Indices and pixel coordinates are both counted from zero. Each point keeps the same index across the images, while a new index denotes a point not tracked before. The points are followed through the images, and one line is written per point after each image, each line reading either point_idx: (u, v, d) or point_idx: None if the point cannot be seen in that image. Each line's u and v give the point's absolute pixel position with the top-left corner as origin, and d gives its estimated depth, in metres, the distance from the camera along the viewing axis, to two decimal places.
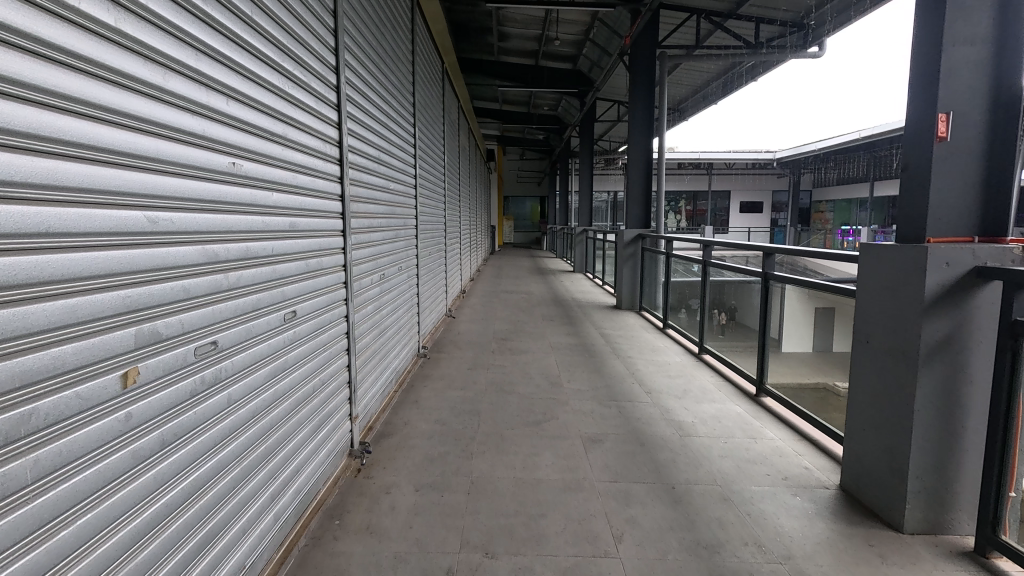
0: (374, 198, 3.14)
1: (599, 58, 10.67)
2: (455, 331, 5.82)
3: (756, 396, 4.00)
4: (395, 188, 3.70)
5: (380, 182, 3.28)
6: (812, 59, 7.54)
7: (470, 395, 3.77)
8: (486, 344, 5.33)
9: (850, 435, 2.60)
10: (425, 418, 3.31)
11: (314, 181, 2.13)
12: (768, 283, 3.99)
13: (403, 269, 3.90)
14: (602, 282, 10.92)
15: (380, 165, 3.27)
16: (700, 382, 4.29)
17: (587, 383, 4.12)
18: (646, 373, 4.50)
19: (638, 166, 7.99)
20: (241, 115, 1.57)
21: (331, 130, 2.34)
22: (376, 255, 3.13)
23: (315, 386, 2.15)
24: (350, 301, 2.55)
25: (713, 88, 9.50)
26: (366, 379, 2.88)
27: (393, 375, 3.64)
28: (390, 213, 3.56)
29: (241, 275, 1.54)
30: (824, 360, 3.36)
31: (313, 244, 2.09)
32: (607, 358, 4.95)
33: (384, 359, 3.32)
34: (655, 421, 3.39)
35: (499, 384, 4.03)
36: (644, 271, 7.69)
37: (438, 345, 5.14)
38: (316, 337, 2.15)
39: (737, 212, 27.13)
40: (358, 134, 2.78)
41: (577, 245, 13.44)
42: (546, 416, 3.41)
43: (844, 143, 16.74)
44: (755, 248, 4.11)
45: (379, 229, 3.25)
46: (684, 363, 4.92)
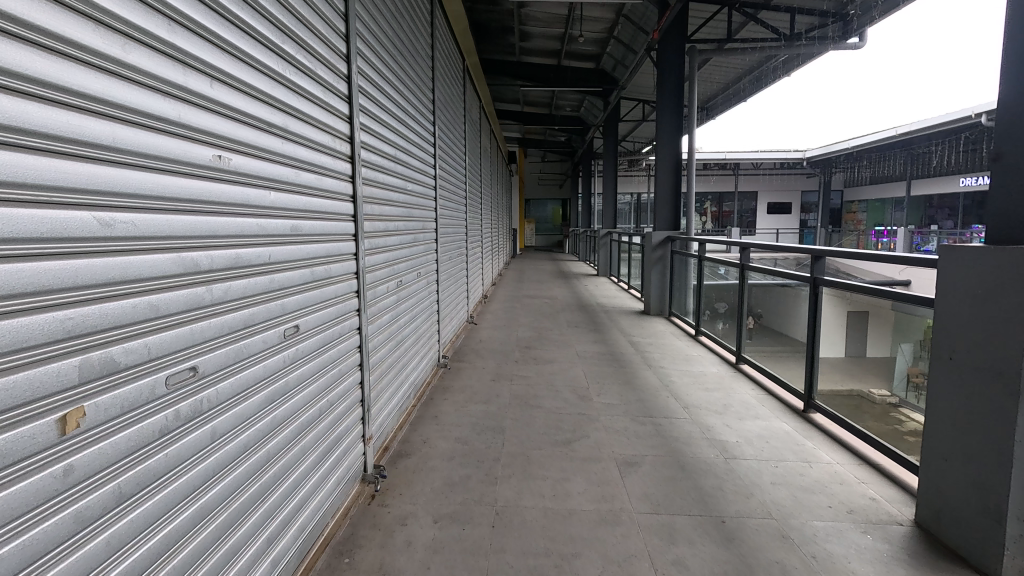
0: (390, 200, 2.92)
1: (624, 56, 10.37)
2: (477, 339, 5.58)
3: (805, 412, 3.66)
4: (413, 190, 3.49)
5: (396, 184, 3.06)
6: (853, 51, 7.14)
7: (493, 410, 3.52)
8: (510, 353, 5.08)
9: (925, 466, 2.29)
10: (445, 436, 3.07)
11: (321, 179, 1.90)
12: (817, 290, 3.60)
13: (421, 275, 3.68)
14: (627, 286, 10.58)
15: (396, 165, 3.06)
16: (740, 396, 3.97)
17: (618, 397, 3.84)
18: (681, 385, 4.19)
19: (666, 166, 7.66)
20: (231, 102, 1.34)
21: (341, 124, 2.12)
22: (392, 263, 2.91)
23: (323, 408, 1.93)
24: (362, 312, 2.33)
25: (743, 84, 9.13)
26: (381, 396, 2.66)
27: (411, 389, 3.42)
28: (408, 215, 3.34)
29: (228, 287, 1.31)
30: (886, 375, 3.02)
31: (319, 249, 1.87)
32: (638, 368, 4.65)
33: (400, 373, 3.08)
34: (696, 441, 3.09)
35: (524, 398, 3.77)
36: (674, 275, 7.35)
37: (459, 354, 4.92)
38: (323, 354, 1.92)
39: (765, 213, 26.40)
40: (373, 131, 2.57)
41: (601, 248, 13.12)
42: (576, 434, 3.14)
43: (880, 140, 16.09)
44: (801, 251, 3.77)
45: (395, 233, 3.02)
46: (721, 374, 4.60)
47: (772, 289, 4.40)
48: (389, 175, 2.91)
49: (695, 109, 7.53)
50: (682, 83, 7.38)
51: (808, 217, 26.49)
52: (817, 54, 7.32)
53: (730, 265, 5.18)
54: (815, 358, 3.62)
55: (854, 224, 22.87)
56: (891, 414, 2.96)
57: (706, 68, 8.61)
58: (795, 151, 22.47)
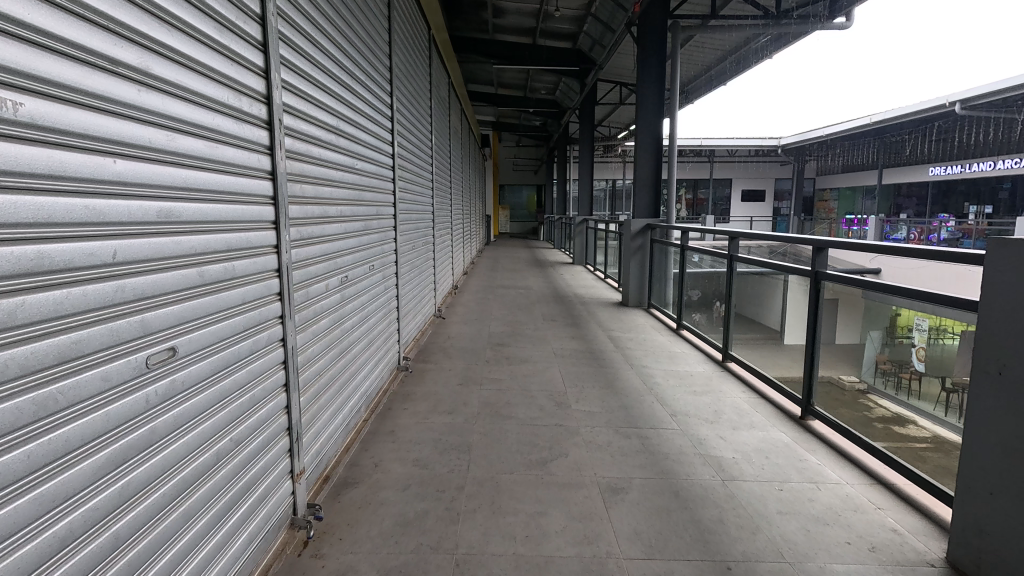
0: (334, 181, 2.43)
1: (601, 35, 9.92)
2: (444, 336, 5.13)
3: (802, 420, 3.33)
4: (366, 171, 3.00)
5: (343, 162, 2.58)
6: (839, 31, 6.82)
7: (459, 423, 3.09)
8: (480, 351, 4.64)
9: (959, 495, 1.96)
10: (401, 458, 2.64)
11: (216, 148, 1.42)
12: (817, 284, 3.26)
13: (376, 269, 3.20)
14: (604, 275, 10.21)
15: (343, 139, 2.58)
16: (732, 401, 3.62)
17: (599, 404, 3.45)
18: (666, 388, 3.83)
19: (646, 152, 7.27)
20: (22, 14, 0.85)
21: (250, 78, 1.62)
22: (334, 254, 2.43)
23: (226, 449, 1.47)
24: (286, 319, 1.85)
25: (725, 66, 8.78)
26: (318, 417, 2.19)
27: (362, 400, 2.95)
28: (357, 199, 2.84)
29: (15, 305, 0.84)
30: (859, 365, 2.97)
31: (211, 242, 1.39)
32: (620, 368, 4.27)
33: (346, 385, 2.61)
34: (689, 460, 2.72)
35: (493, 406, 3.36)
36: (654, 264, 7.00)
37: (424, 353, 4.47)
38: (221, 381, 1.45)
39: (738, 201, 26.41)
40: (307, 97, 2.08)
41: (577, 236, 12.76)
42: (552, 452, 2.74)
43: (854, 127, 16.05)
44: (801, 241, 3.39)
45: (340, 220, 2.53)
46: (709, 374, 4.25)
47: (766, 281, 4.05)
48: (333, 149, 2.43)
49: (678, 91, 7.12)
50: (663, 62, 6.97)
51: (781, 204, 26.62)
52: (804, 33, 6.99)
53: (717, 255, 4.82)
54: (815, 360, 3.29)
55: (826, 212, 23.05)
56: (908, 429, 2.63)
57: (688, 47, 8.21)
58: (770, 138, 22.37)
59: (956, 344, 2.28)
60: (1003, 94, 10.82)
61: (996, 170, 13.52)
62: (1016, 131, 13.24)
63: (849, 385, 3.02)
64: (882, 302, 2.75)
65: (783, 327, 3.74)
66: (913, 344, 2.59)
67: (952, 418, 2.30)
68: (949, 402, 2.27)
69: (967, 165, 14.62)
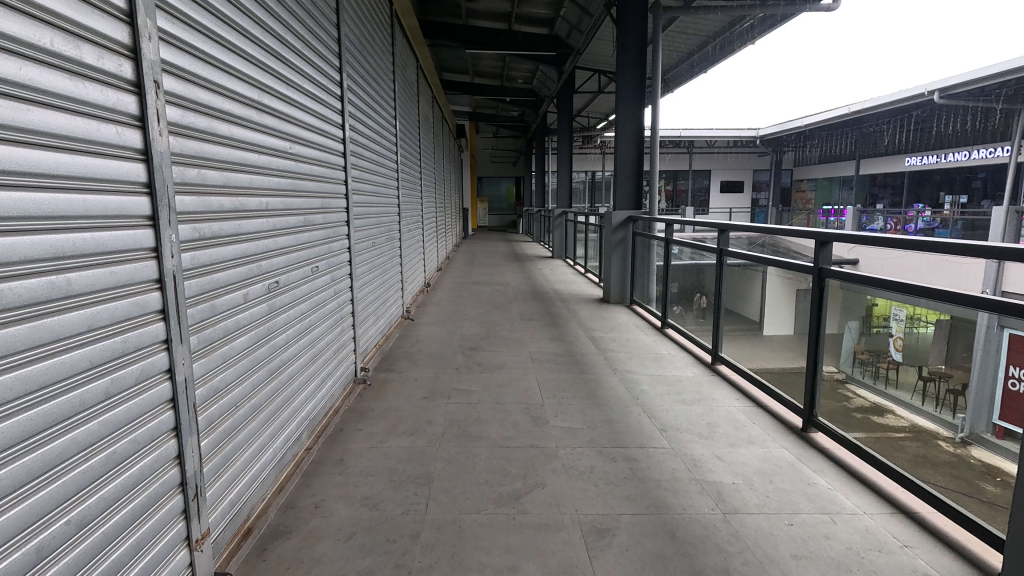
0: (255, 167, 1.98)
1: (579, 20, 9.52)
2: (412, 339, 4.70)
3: (804, 432, 3.00)
4: (307, 158, 2.56)
5: (271, 144, 2.13)
6: (825, 13, 6.56)
7: (420, 447, 2.69)
8: (450, 358, 4.22)
9: (1012, 536, 1.64)
10: (347, 496, 2.22)
11: (22, 110, 0.99)
12: (822, 282, 2.92)
13: (322, 272, 2.77)
14: (584, 269, 9.86)
15: (271, 117, 2.13)
16: (726, 411, 3.28)
17: (580, 419, 3.07)
18: (654, 397, 3.47)
19: (628, 141, 6.88)
20: None
21: (101, 20, 1.18)
22: (257, 253, 1.99)
23: (61, 537, 1.05)
24: (175, 346, 1.42)
25: (707, 51, 8.47)
26: (232, 460, 1.75)
27: (304, 426, 2.51)
28: (296, 190, 2.41)
29: None
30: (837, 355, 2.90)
31: (12, 248, 0.97)
32: (602, 374, 3.91)
33: (278, 412, 2.17)
34: (684, 489, 2.37)
35: (461, 425, 2.95)
36: (636, 258, 6.67)
37: (387, 361, 4.03)
38: (45, 445, 1.02)
39: (717, 192, 26.36)
40: (208, 58, 1.63)
41: (556, 229, 12.40)
42: (527, 483, 2.36)
43: (833, 117, 15.93)
44: (802, 233, 3.04)
45: (267, 216, 2.08)
46: (698, 380, 3.91)
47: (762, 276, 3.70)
48: (255, 128, 1.98)
49: (659, 78, 6.76)
50: (644, 46, 6.60)
51: (759, 196, 26.66)
52: (790, 16, 6.71)
53: (705, 248, 4.46)
54: (819, 366, 2.97)
55: (804, 203, 23.09)
56: (899, 426, 2.56)
57: (669, 31, 7.87)
58: (748, 130, 22.28)
59: (933, 335, 2.35)
60: (982, 82, 10.79)
61: (971, 160, 13.57)
62: (992, 120, 13.25)
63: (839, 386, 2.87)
64: (858, 293, 2.69)
65: (763, 318, 3.66)
66: (889, 334, 2.56)
67: (923, 403, 2.46)
68: (928, 391, 2.39)
69: (941, 156, 14.66)
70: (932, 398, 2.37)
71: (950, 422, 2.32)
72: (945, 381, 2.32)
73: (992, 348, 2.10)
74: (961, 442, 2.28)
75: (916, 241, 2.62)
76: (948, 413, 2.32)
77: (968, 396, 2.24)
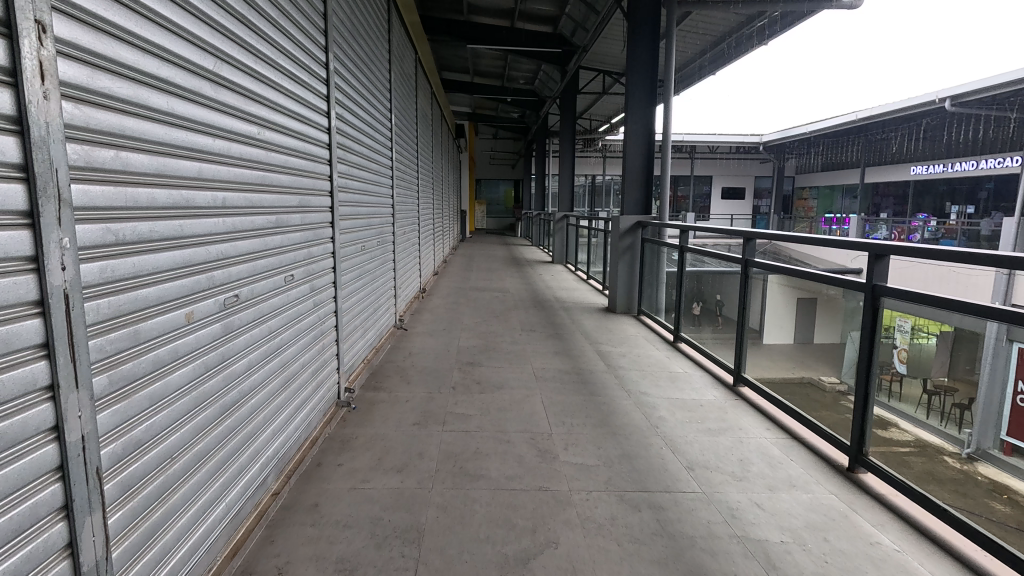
0: (206, 152, 1.57)
1: (584, 18, 9.16)
2: (404, 353, 4.30)
3: (851, 473, 2.62)
4: (280, 146, 2.14)
5: (232, 126, 1.74)
6: (848, 11, 6.21)
7: (411, 489, 2.29)
8: (446, 375, 3.82)
9: None
10: (318, 559, 1.81)
11: None
12: (875, 303, 2.53)
13: (299, 280, 2.37)
14: (586, 276, 9.47)
15: (232, 94, 1.73)
16: (758, 445, 2.89)
17: (594, 454, 2.68)
18: (676, 427, 3.08)
19: (638, 143, 6.50)
20: None
21: None
22: (206, 260, 1.58)
23: None
24: (65, 395, 1.01)
25: (720, 50, 8.10)
26: (161, 532, 1.34)
27: (271, 466, 2.10)
28: (264, 187, 2.01)
29: None
30: (839, 364, 2.91)
31: None
32: (614, 397, 3.53)
33: (234, 455, 1.77)
34: (724, 549, 1.97)
35: (458, 461, 2.55)
36: (644, 267, 6.29)
37: (376, 378, 3.64)
38: None
39: (718, 198, 26.09)
40: (129, 0, 1.22)
41: (557, 233, 12.03)
42: (537, 539, 1.97)
43: (839, 124, 15.63)
44: (850, 244, 2.65)
45: (221, 216, 1.68)
46: (720, 404, 3.52)
47: (798, 291, 3.30)
48: (206, 104, 1.57)
49: (672, 77, 6.39)
50: (656, 44, 6.24)
51: (760, 202, 26.36)
52: (811, 13, 6.35)
53: (728, 257, 4.06)
54: (869, 399, 2.58)
55: (806, 211, 22.81)
56: (906, 442, 2.44)
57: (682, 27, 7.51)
58: (752, 135, 22.00)
59: (935, 346, 2.33)
60: (995, 90, 10.51)
61: (980, 170, 13.30)
62: (1004, 130, 12.97)
63: (898, 424, 2.47)
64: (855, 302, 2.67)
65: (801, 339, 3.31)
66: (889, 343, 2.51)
67: (924, 417, 2.39)
68: (932, 405, 2.35)
69: (947, 165, 14.40)
70: (936, 412, 2.33)
71: (956, 437, 2.28)
72: (951, 395, 2.29)
73: (1001, 362, 2.12)
74: (967, 458, 2.24)
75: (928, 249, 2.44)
76: (953, 427, 2.29)
77: (974, 410, 2.24)
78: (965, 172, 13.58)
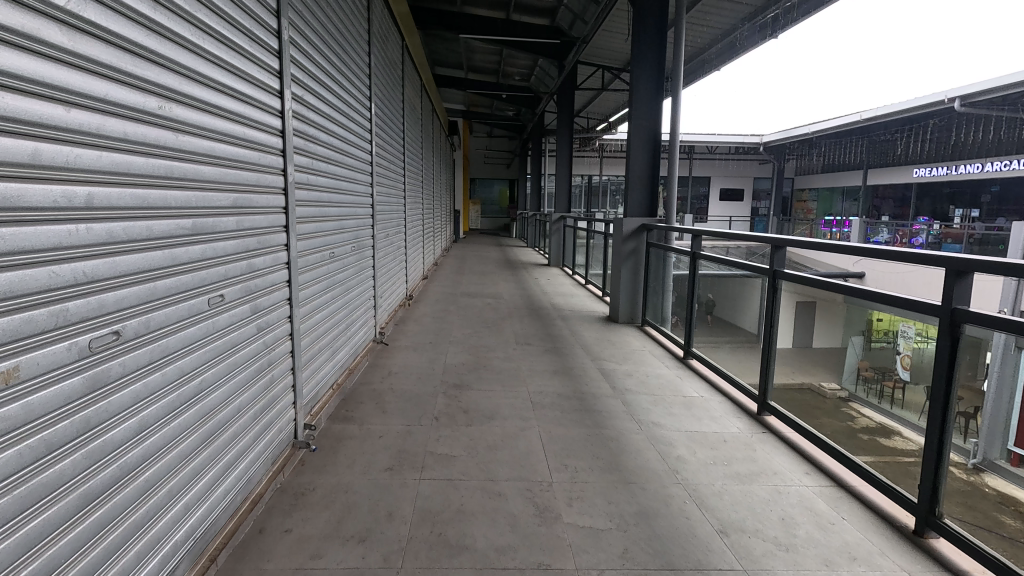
0: (53, 127, 1.07)
1: (583, 9, 8.66)
2: (382, 372, 3.79)
3: (919, 538, 2.13)
4: (199, 130, 1.62)
5: (114, 96, 1.23)
6: None
7: (375, 570, 1.78)
8: (429, 401, 3.31)
9: None
10: None
11: None
12: (953, 333, 2.03)
13: (234, 302, 1.84)
14: (584, 281, 8.98)
15: (113, 49, 1.23)
16: (799, 496, 2.41)
17: (604, 511, 2.19)
18: (698, 472, 2.59)
19: (644, 142, 6.00)
20: None
21: None
22: (49, 288, 1.07)
23: None
24: None
25: (728, 43, 7.63)
26: None
27: (185, 551, 1.58)
28: (172, 185, 1.48)
29: None
30: (840, 371, 2.83)
31: None
32: (623, 429, 3.04)
33: (116, 557, 1.26)
34: None
35: (436, 524, 2.05)
36: (649, 273, 5.80)
37: (348, 406, 3.14)
38: None
39: (716, 200, 25.68)
40: None
41: (554, 234, 11.52)
42: None
43: (842, 124, 15.19)
44: (918, 257, 2.16)
45: (80, 223, 1.15)
46: (745, 438, 3.04)
47: (817, 303, 2.96)
48: (54, 55, 1.07)
49: (680, 70, 5.90)
50: (663, 35, 5.76)
51: (758, 204, 25.99)
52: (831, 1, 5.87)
53: (751, 266, 3.53)
54: (945, 450, 2.08)
55: (806, 213, 22.39)
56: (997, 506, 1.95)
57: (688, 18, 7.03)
58: (752, 136, 21.58)
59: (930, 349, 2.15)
60: (1006, 91, 10.11)
61: (985, 173, 12.95)
62: (1011, 133, 12.61)
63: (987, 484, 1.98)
64: (857, 308, 2.60)
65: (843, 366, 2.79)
66: (896, 351, 2.41)
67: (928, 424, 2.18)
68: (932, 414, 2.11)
69: (951, 168, 14.00)
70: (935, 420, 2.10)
71: (960, 446, 2.06)
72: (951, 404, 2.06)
73: (1008, 369, 1.96)
74: (973, 468, 2.05)
75: (938, 257, 2.07)
76: (958, 438, 2.05)
77: (981, 419, 2.03)
78: (970, 175, 13.22)
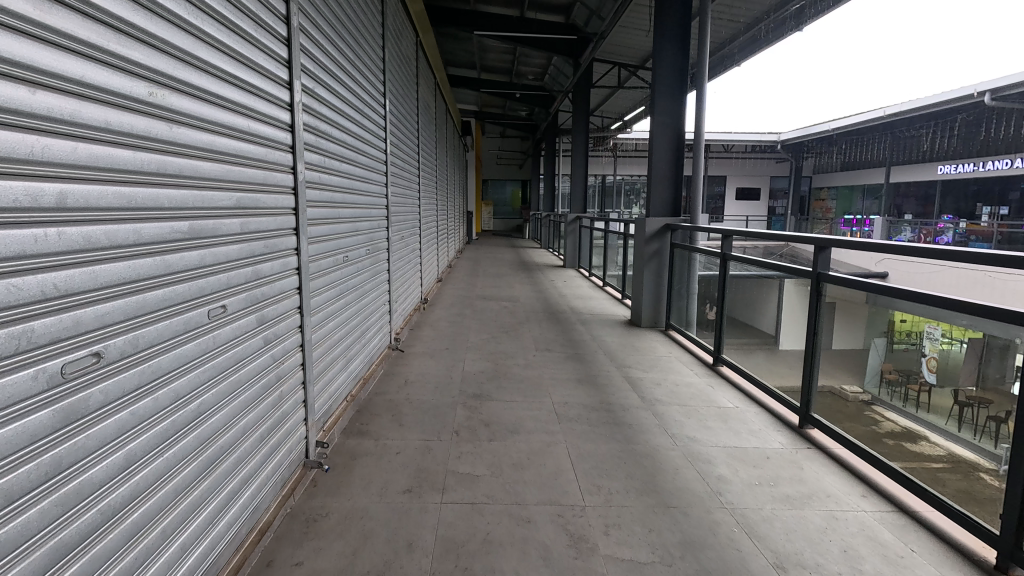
0: (14, 110, 0.89)
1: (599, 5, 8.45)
2: (397, 382, 3.61)
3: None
4: (197, 121, 1.44)
5: (93, 78, 1.06)
6: None
7: None
8: (448, 413, 3.12)
9: None
10: None
11: None
12: None
13: (237, 313, 1.66)
14: (602, 283, 8.75)
15: (93, 24, 1.05)
16: (859, 523, 2.18)
17: (644, 541, 1.99)
18: (743, 494, 2.37)
19: (666, 140, 5.77)
20: None
21: None
22: (8, 307, 0.88)
23: None
24: None
25: (751, 37, 7.38)
26: None
27: None
28: (165, 183, 1.30)
29: None
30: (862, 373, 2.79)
31: None
32: (656, 445, 2.82)
33: None
34: None
35: (460, 557, 1.85)
36: (672, 275, 5.57)
37: (363, 420, 2.95)
38: None
39: (732, 199, 25.27)
40: None
41: (569, 235, 11.30)
42: None
43: (864, 120, 14.81)
44: (998, 259, 1.92)
45: (46, 227, 0.96)
46: (788, 455, 2.81)
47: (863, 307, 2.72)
48: (19, 27, 0.89)
49: (704, 65, 5.66)
50: (686, 29, 5.53)
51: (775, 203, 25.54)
52: None
53: (789, 267, 3.26)
54: None
55: (824, 212, 21.94)
56: None
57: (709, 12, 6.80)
58: (769, 134, 21.17)
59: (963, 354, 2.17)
60: None
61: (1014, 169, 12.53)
62: None
63: None
64: (882, 309, 2.55)
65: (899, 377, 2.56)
66: (921, 353, 2.40)
67: (959, 429, 2.22)
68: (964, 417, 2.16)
69: (977, 164, 13.59)
70: (970, 425, 2.14)
71: (992, 452, 2.07)
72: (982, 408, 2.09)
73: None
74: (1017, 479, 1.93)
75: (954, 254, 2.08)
76: (989, 442, 2.08)
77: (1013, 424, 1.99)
78: (998, 171, 12.79)
